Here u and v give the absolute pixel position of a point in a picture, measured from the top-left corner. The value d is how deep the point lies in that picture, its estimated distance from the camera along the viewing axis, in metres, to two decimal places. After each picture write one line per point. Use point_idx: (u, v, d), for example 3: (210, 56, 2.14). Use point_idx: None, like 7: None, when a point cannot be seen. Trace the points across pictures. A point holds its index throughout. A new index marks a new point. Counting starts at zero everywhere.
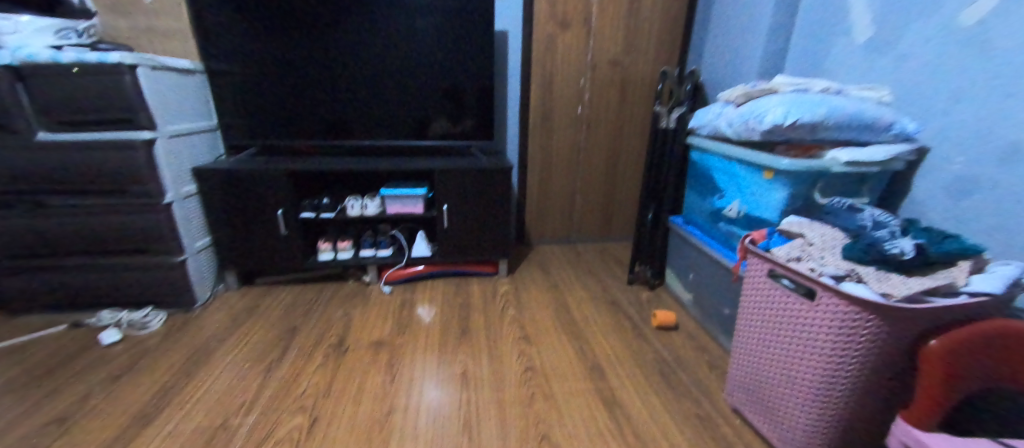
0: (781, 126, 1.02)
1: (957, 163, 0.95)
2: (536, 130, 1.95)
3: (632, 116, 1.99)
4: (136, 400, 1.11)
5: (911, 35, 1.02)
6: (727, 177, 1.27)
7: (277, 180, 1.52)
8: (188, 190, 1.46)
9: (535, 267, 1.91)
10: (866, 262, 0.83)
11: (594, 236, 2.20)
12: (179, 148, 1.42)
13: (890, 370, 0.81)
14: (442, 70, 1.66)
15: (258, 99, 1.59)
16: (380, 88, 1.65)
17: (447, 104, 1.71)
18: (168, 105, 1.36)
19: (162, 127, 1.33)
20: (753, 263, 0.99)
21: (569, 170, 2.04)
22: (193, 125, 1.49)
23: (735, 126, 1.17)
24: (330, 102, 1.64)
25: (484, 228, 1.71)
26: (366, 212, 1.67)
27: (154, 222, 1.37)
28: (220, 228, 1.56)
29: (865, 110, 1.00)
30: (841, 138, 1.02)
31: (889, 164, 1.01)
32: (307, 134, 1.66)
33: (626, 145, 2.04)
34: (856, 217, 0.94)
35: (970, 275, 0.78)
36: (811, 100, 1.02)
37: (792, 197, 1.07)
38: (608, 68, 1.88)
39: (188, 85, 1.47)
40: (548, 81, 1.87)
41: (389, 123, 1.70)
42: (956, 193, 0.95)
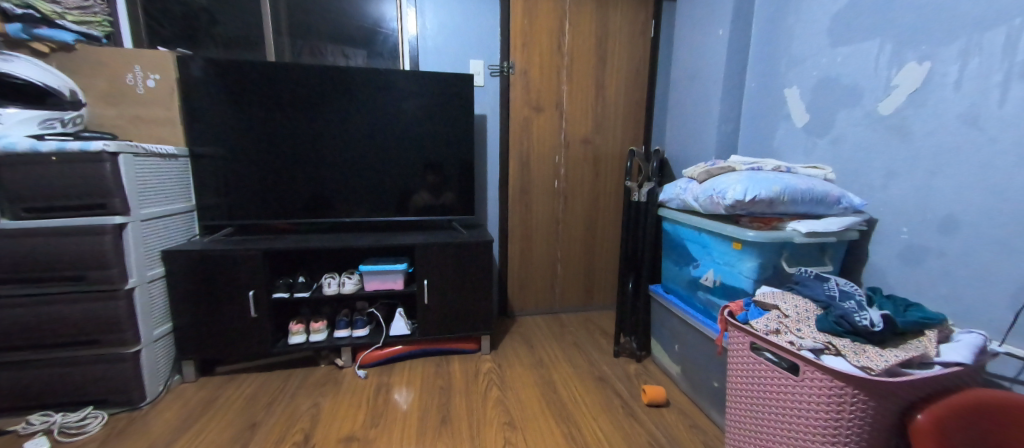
0: (743, 201, 1.10)
1: (903, 234, 1.04)
2: (515, 204, 2.02)
3: (605, 189, 2.10)
4: None
5: (841, 121, 1.17)
6: (699, 248, 1.33)
7: (252, 260, 1.47)
8: (154, 274, 1.39)
9: (518, 342, 1.87)
10: (841, 334, 0.87)
11: (576, 306, 2.20)
12: (151, 231, 1.37)
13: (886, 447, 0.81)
14: (424, 151, 1.74)
15: (238, 179, 1.60)
16: (362, 168, 1.69)
17: (429, 181, 1.76)
18: (146, 190, 1.34)
19: (137, 211, 1.30)
20: (734, 335, 1.02)
21: (549, 242, 2.09)
22: (170, 207, 1.46)
23: (701, 200, 1.25)
24: (312, 181, 1.66)
25: (465, 303, 1.68)
26: (344, 289, 1.62)
27: (111, 310, 1.27)
28: (183, 313, 1.46)
29: (815, 187, 1.10)
30: (798, 211, 1.11)
31: (844, 234, 1.08)
32: (286, 213, 1.65)
33: (602, 216, 2.12)
34: (824, 286, 0.99)
35: (938, 345, 0.83)
36: (767, 177, 1.12)
37: (761, 266, 1.13)
38: (580, 146, 2.02)
39: (171, 170, 1.47)
40: (525, 159, 1.98)
41: (369, 200, 1.72)
42: (909, 261, 1.03)
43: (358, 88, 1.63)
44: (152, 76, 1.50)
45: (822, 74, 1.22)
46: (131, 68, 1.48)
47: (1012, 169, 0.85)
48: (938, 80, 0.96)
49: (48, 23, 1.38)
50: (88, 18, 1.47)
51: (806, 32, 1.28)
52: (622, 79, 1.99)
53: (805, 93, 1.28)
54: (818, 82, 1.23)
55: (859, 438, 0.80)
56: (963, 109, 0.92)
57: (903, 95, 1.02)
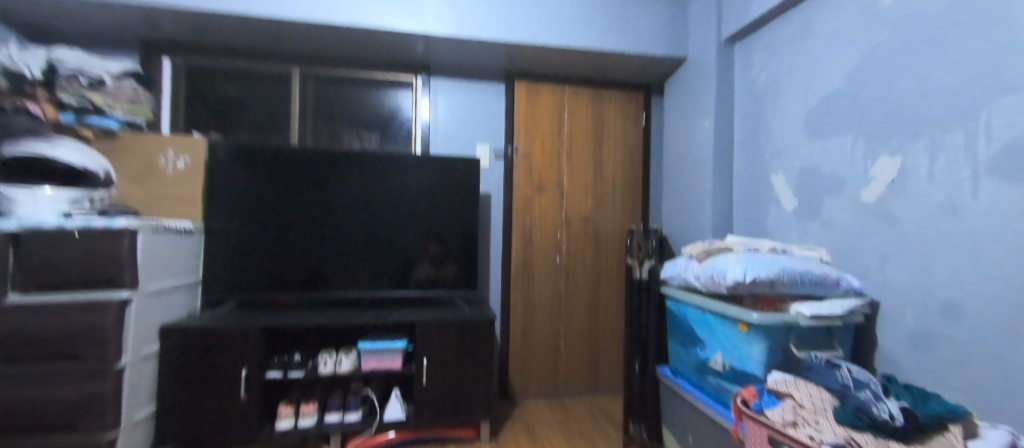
0: (743, 282, 1.11)
1: (908, 318, 1.04)
2: (517, 281, 2.03)
3: (607, 266, 2.11)
4: None
5: (830, 207, 1.22)
6: (704, 329, 1.32)
7: (250, 337, 1.45)
8: (148, 351, 1.36)
9: (520, 429, 1.76)
10: (862, 428, 0.83)
11: (581, 389, 2.11)
12: (153, 307, 1.38)
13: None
14: (428, 231, 1.79)
15: (248, 257, 1.64)
16: (366, 244, 1.73)
17: (431, 257, 1.79)
18: (157, 264, 1.38)
19: (143, 285, 1.31)
20: (751, 427, 0.97)
21: (551, 320, 2.06)
22: (176, 281, 1.48)
23: (702, 279, 1.27)
24: (317, 255, 1.70)
25: (465, 385, 1.62)
26: (340, 368, 1.57)
27: (94, 392, 1.22)
28: (171, 394, 1.41)
29: (813, 268, 1.11)
30: (798, 293, 1.12)
31: (849, 317, 1.07)
32: (289, 292, 1.67)
33: (604, 293, 2.12)
34: (836, 374, 0.96)
35: (967, 441, 0.78)
36: (765, 258, 1.14)
37: (770, 351, 1.11)
38: (581, 224, 2.08)
39: (183, 245, 1.52)
40: (527, 236, 2.03)
41: (370, 275, 1.74)
42: (917, 346, 1.02)
43: (368, 168, 1.73)
44: (181, 158, 1.60)
45: (804, 164, 1.31)
46: (164, 151, 1.59)
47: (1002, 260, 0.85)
48: (912, 173, 1.02)
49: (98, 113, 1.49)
50: (135, 109, 1.57)
51: (784, 126, 1.39)
52: (618, 162, 2.10)
53: (791, 179, 1.35)
54: (801, 171, 1.31)
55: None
56: (942, 198, 0.95)
57: (883, 185, 1.08)
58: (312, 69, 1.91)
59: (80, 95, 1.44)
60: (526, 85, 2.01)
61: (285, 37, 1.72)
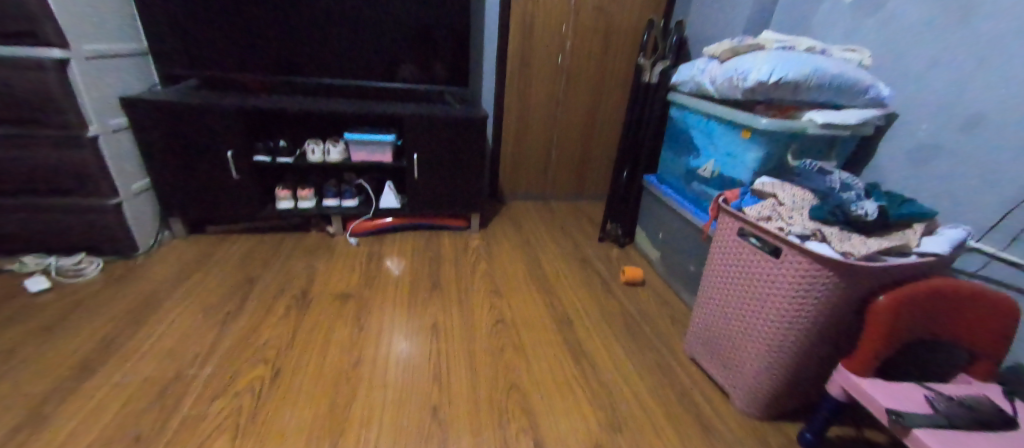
0: (766, 84, 1.01)
1: (919, 131, 1.00)
2: (514, 79, 1.88)
3: (613, 67, 1.93)
4: (84, 343, 1.05)
5: (895, 0, 1.03)
6: (703, 135, 1.30)
7: (228, 120, 1.38)
8: (117, 123, 1.29)
9: (507, 221, 1.92)
10: (831, 222, 0.88)
11: (569, 191, 2.21)
12: (102, 73, 1.24)
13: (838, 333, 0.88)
14: (415, 9, 1.52)
15: (205, 20, 1.41)
16: (342, 22, 1.49)
17: (421, 36, 1.57)
18: (85, 21, 1.17)
19: (77, 46, 1.14)
20: (724, 221, 1.04)
21: (547, 123, 2.00)
22: (114, 45, 1.29)
23: (718, 83, 1.16)
24: (287, 30, 1.47)
25: (457, 186, 1.67)
26: (329, 158, 1.56)
27: (79, 158, 1.21)
28: (162, 170, 1.41)
29: (847, 72, 1.00)
30: (819, 100, 1.03)
31: (859, 128, 1.03)
32: (262, 70, 1.51)
33: (606, 99, 2.00)
34: (826, 179, 0.99)
35: (921, 237, 0.86)
36: (797, 57, 1.01)
37: (765, 159, 1.11)
38: (592, 14, 1.80)
39: (107, 0, 1.27)
40: (529, 25, 1.78)
41: (351, 58, 1.55)
42: (917, 160, 1.01)
43: None
44: None
45: None
46: None
47: None
48: None
49: None
50: None
51: None
52: None
53: None
54: None
55: (809, 331, 0.87)
56: None
57: None
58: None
59: None
60: None
61: None
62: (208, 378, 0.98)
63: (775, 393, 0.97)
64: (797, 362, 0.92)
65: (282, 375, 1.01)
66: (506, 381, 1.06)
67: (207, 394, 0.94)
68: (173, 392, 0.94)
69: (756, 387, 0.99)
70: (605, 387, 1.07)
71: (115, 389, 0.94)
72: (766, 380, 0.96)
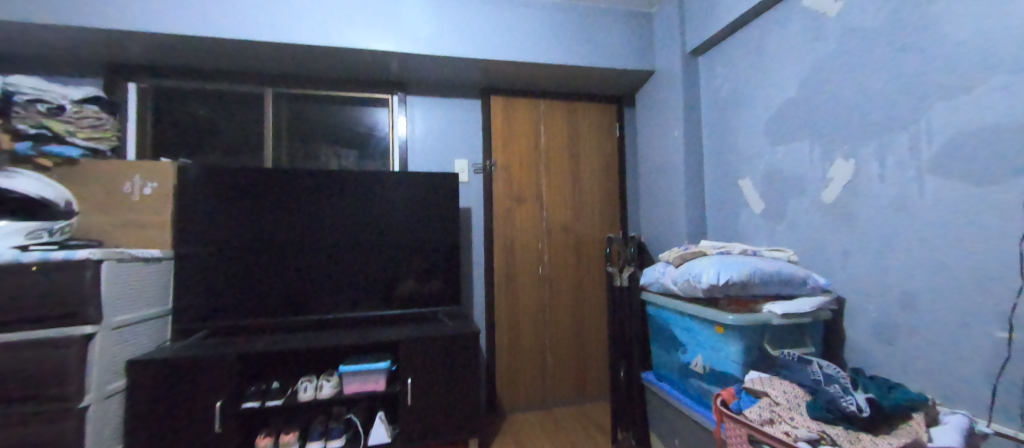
0: (717, 284, 1.14)
1: (871, 310, 1.08)
2: (501, 294, 2.03)
3: (589, 273, 2.13)
4: None
5: (793, 207, 1.27)
6: (683, 332, 1.36)
7: (226, 366, 1.41)
8: (115, 387, 1.30)
9: (508, 443, 1.76)
10: (833, 421, 0.86)
11: (570, 398, 2.10)
12: (120, 339, 1.33)
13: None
14: (410, 249, 1.77)
15: (224, 278, 1.60)
16: (344, 265, 1.71)
17: (414, 270, 1.77)
18: (123, 296, 1.33)
19: (109, 319, 1.27)
20: (729, 427, 0.99)
21: (537, 330, 2.07)
22: (143, 311, 1.43)
23: (680, 283, 1.30)
24: (294, 277, 1.66)
25: (452, 409, 1.59)
26: (321, 393, 1.53)
27: (58, 431, 1.18)
28: (139, 432, 1.34)
29: (782, 268, 1.15)
30: (770, 292, 1.15)
31: (819, 314, 1.12)
32: (266, 314, 1.63)
33: (588, 301, 2.13)
34: (808, 371, 1.00)
35: (929, 428, 0.83)
36: (737, 260, 1.17)
37: (746, 349, 1.15)
38: (562, 234, 2.10)
39: (151, 275, 1.47)
40: (509, 249, 2.04)
41: (350, 293, 1.71)
42: (883, 337, 1.06)
43: (347, 187, 1.72)
44: (150, 184, 1.58)
45: (769, 168, 1.36)
46: (131, 177, 1.57)
47: (945, 243, 0.93)
48: (866, 173, 1.08)
49: (57, 139, 1.48)
50: (99, 134, 1.57)
51: (748, 132, 1.45)
52: (594, 175, 2.15)
53: (756, 183, 1.41)
54: (766, 173, 1.37)
55: None
56: (894, 195, 1.02)
57: (839, 186, 1.14)
58: (283, 86, 1.89)
59: (38, 123, 1.43)
60: (501, 101, 2.06)
61: (246, 50, 1.63)
62: None
63: None
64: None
65: None
66: None
67: None
68: None
69: None
70: None
71: None
72: None
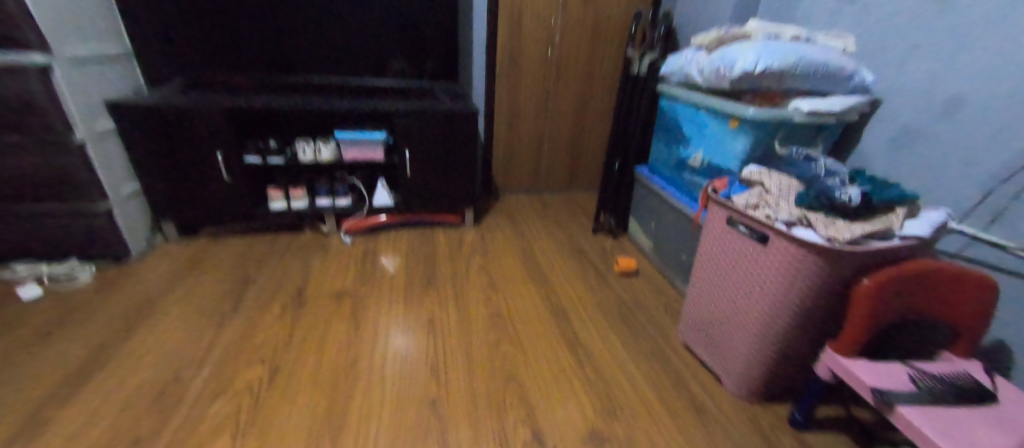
0: (751, 73, 1.02)
1: (902, 117, 1.02)
2: (504, 72, 1.87)
3: (603, 58, 1.93)
4: (86, 345, 1.06)
5: None
6: (692, 126, 1.31)
7: (214, 118, 1.36)
8: (104, 128, 1.28)
9: (501, 216, 1.92)
10: (817, 208, 0.88)
11: (562, 185, 2.22)
12: (87, 77, 1.23)
13: (816, 320, 0.91)
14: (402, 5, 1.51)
15: (191, 21, 1.40)
16: (327, 20, 1.48)
17: (409, 32, 1.56)
18: (67, 26, 1.16)
19: (60, 50, 1.13)
20: (714, 210, 1.06)
21: (538, 116, 2.00)
22: (97, 47, 1.27)
23: (705, 73, 1.17)
24: (273, 29, 1.46)
25: (451, 181, 1.67)
26: (320, 157, 1.55)
27: (66, 164, 1.21)
28: (150, 172, 1.40)
29: (831, 60, 1.01)
30: (804, 88, 1.05)
31: (845, 115, 1.04)
32: (250, 69, 1.50)
33: (596, 90, 2.00)
34: (811, 166, 1.01)
35: (905, 220, 0.87)
36: (782, 46, 1.02)
37: (753, 147, 1.12)
38: (580, 6, 1.80)
39: (89, 4, 1.26)
40: (517, 18, 1.77)
41: (336, 56, 1.54)
42: (899, 145, 1.03)
43: None
44: None
45: None
46: None
47: None
48: None
49: None
50: None
51: None
52: None
53: None
54: None
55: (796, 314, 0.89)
56: None
57: None
58: None
59: None
60: None
61: None
62: (206, 379, 0.99)
63: (765, 376, 0.99)
64: (785, 345, 0.94)
65: (279, 375, 1.01)
66: (502, 373, 1.07)
67: (205, 396, 0.95)
68: (171, 393, 0.95)
69: (746, 371, 1.01)
70: (599, 375, 1.09)
71: (115, 391, 0.95)
72: (756, 363, 0.98)
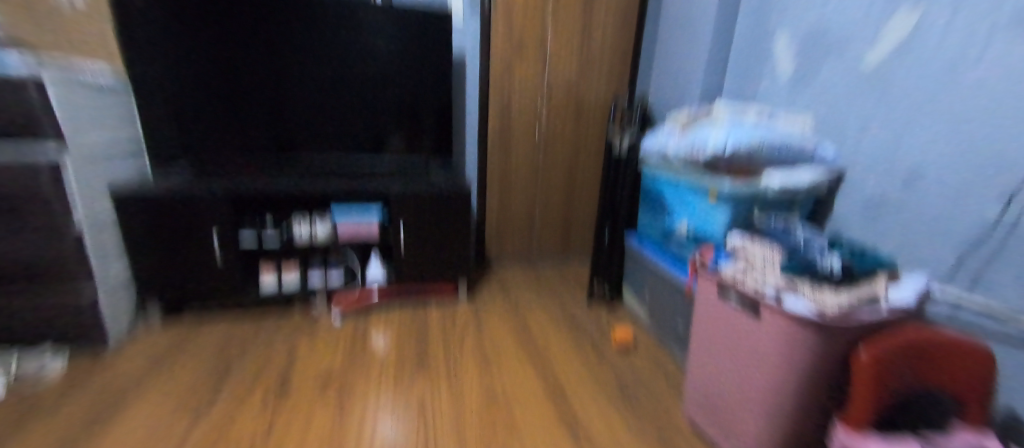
0: (722, 152, 1.11)
1: (868, 187, 1.08)
2: (495, 151, 1.98)
3: (587, 136, 2.06)
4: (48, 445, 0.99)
5: (827, 72, 1.16)
6: (676, 198, 1.36)
7: (217, 201, 1.41)
8: (104, 211, 1.31)
9: (495, 289, 1.91)
10: (802, 277, 0.89)
11: (554, 255, 2.24)
12: (96, 166, 1.28)
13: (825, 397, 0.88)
14: (398, 94, 1.64)
15: (199, 111, 1.49)
16: (330, 107, 1.59)
17: (406, 116, 1.67)
18: (83, 121, 1.23)
19: (75, 141, 1.20)
20: (703, 281, 1.08)
21: (529, 191, 2.08)
22: (110, 138, 1.34)
23: (680, 148, 1.25)
24: (278, 116, 1.56)
25: (445, 255, 1.68)
26: (316, 235, 1.56)
27: (60, 251, 1.22)
28: (144, 254, 1.41)
29: (792, 138, 1.11)
30: (774, 163, 1.13)
31: (814, 187, 1.12)
32: (251, 153, 1.57)
33: (583, 165, 2.11)
34: (791, 236, 1.05)
35: (888, 291, 0.87)
36: (747, 128, 1.12)
37: (734, 217, 1.17)
38: (564, 91, 1.96)
39: (110, 99, 1.35)
40: (506, 103, 1.91)
41: (336, 138, 1.63)
42: (870, 213, 1.08)
43: (327, 15, 1.50)
44: None
45: (813, 24, 1.20)
46: None
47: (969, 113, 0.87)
48: (917, 36, 0.96)
49: None
50: None
51: None
52: (608, 24, 1.90)
53: (795, 41, 1.26)
54: (809, 30, 1.21)
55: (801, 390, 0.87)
56: (941, 63, 0.91)
57: (891, 45, 1.01)
58: None
59: None
60: None
61: None
62: None
63: None
64: (796, 422, 0.90)
65: None
66: None
67: None
68: None
69: None
70: None
71: None
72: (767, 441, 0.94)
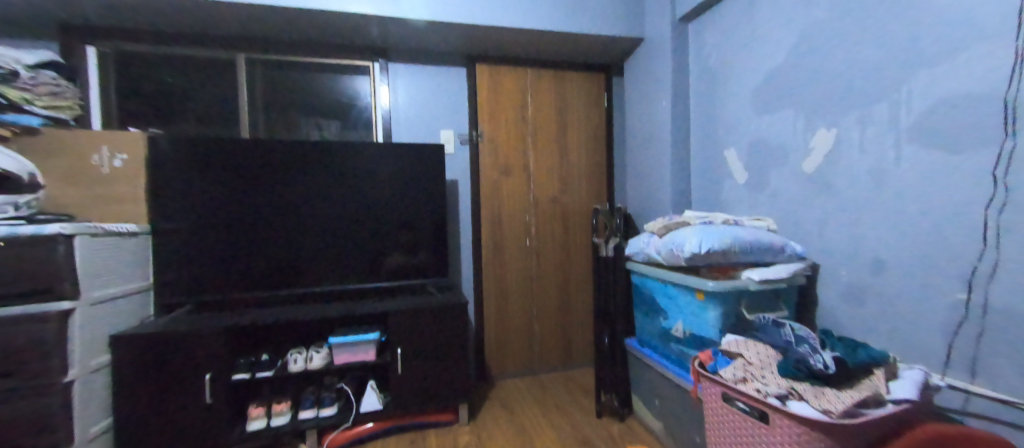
0: (698, 254, 1.18)
1: (844, 276, 1.14)
2: (489, 264, 2.05)
3: (575, 244, 2.17)
4: None
5: (777, 177, 1.30)
6: (666, 299, 1.40)
7: (213, 339, 1.40)
8: (99, 362, 1.29)
9: (498, 408, 1.82)
10: (801, 378, 0.91)
11: (557, 365, 2.17)
12: (104, 315, 1.32)
13: None
14: (396, 221, 1.76)
15: (206, 253, 1.57)
16: (331, 237, 1.69)
17: (404, 240, 1.77)
18: (99, 272, 1.30)
19: (88, 293, 1.25)
20: (707, 386, 1.06)
21: (524, 300, 2.11)
22: (121, 287, 1.40)
23: (663, 253, 1.33)
24: (281, 249, 1.64)
25: (444, 377, 1.63)
26: (311, 365, 1.54)
27: (45, 407, 1.17)
28: (126, 405, 1.33)
29: (760, 237, 1.20)
30: (749, 260, 1.20)
31: (793, 279, 1.17)
32: (255, 286, 1.62)
33: (575, 271, 2.17)
34: (781, 332, 1.06)
35: (889, 382, 0.89)
36: (717, 230, 1.21)
37: (725, 315, 1.20)
38: (548, 205, 2.11)
39: (129, 248, 1.45)
40: (496, 220, 2.05)
41: (337, 266, 1.70)
42: (854, 302, 1.12)
43: (331, 158, 1.68)
44: (118, 156, 1.50)
45: (753, 139, 1.39)
46: (99, 149, 1.49)
47: (915, 201, 0.97)
48: (845, 144, 1.11)
49: (14, 108, 1.40)
50: (61, 102, 1.51)
51: (733, 104, 1.47)
52: (581, 146, 2.14)
53: (741, 153, 1.44)
54: (752, 144, 1.39)
55: None
56: (872, 165, 1.06)
57: (820, 155, 1.17)
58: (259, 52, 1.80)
59: None
60: (487, 69, 2.01)
61: (214, 13, 1.55)
62: None
63: None
64: None
65: None
66: None
67: None
68: None
69: None
70: None
71: None
72: None
